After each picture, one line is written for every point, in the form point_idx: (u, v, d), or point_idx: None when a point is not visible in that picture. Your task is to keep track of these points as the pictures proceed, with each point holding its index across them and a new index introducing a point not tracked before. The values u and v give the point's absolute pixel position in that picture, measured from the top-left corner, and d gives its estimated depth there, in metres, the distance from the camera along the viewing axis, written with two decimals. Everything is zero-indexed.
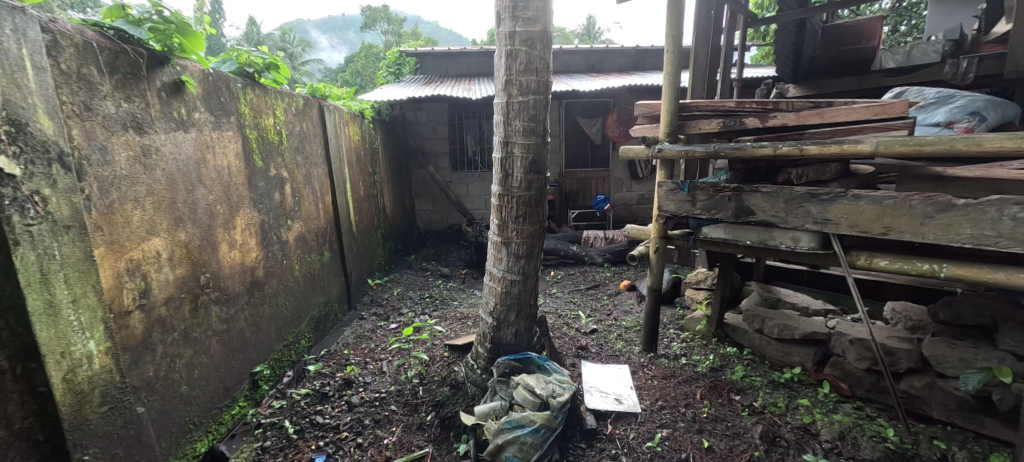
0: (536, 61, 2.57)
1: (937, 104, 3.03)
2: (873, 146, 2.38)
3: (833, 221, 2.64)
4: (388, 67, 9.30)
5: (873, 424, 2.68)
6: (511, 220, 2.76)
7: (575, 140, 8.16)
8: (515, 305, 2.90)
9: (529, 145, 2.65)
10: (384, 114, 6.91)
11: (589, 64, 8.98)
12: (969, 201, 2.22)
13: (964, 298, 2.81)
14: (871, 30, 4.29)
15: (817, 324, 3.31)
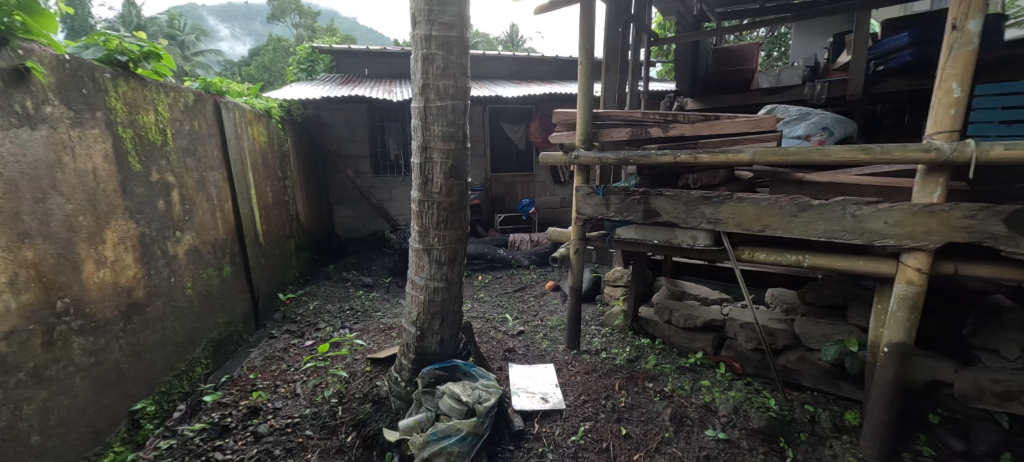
0: (453, 67, 2.56)
1: (798, 120, 3.58)
2: (751, 155, 2.80)
3: (723, 221, 3.00)
4: (299, 63, 8.74)
5: (759, 396, 3.08)
6: (432, 226, 2.70)
7: (499, 146, 8.28)
8: (439, 312, 2.85)
9: (448, 150, 2.62)
10: (296, 113, 6.40)
11: (511, 72, 9.20)
12: (822, 202, 2.66)
13: (823, 282, 3.33)
14: (750, 54, 4.99)
15: (714, 312, 3.71)
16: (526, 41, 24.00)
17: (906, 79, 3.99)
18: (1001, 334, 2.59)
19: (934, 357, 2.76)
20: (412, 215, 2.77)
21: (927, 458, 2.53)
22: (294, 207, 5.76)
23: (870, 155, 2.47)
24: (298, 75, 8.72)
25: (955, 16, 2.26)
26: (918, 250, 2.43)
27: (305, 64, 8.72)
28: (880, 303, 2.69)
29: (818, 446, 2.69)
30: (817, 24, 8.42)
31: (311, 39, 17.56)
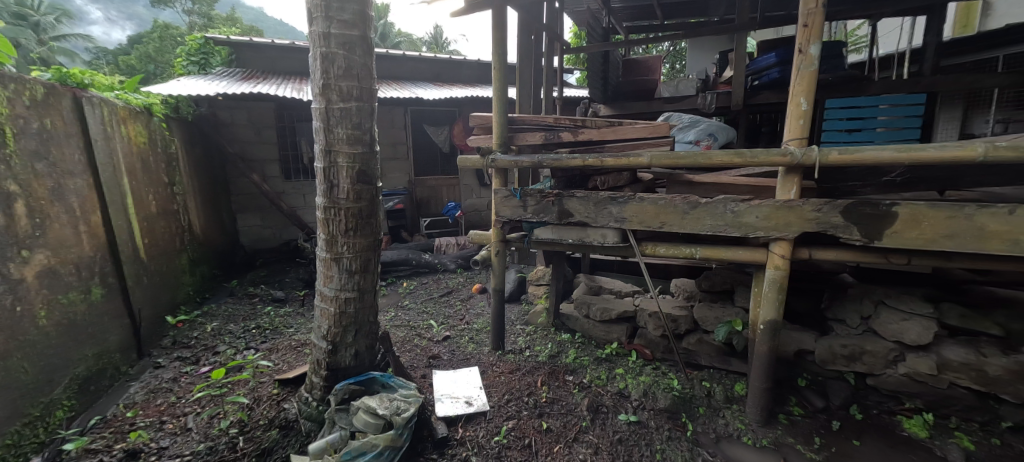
0: (356, 67, 2.46)
1: (689, 127, 3.99)
2: (649, 159, 3.08)
3: (628, 219, 3.27)
4: (187, 55, 7.61)
5: (664, 378, 3.37)
6: (340, 233, 2.56)
7: (422, 148, 8.13)
8: (352, 325, 2.70)
9: (354, 154, 2.51)
10: (186, 111, 5.67)
11: (434, 73, 8.96)
12: (708, 200, 3.00)
13: (715, 271, 3.74)
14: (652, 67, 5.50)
15: (627, 303, 4.00)
16: (448, 43, 23.73)
17: (774, 91, 4.61)
18: (846, 306, 3.11)
19: (798, 329, 3.24)
20: (316, 223, 2.61)
21: (796, 416, 2.97)
22: (186, 216, 5.13)
23: (742, 158, 2.83)
24: (189, 69, 7.56)
25: (801, 41, 2.68)
26: (783, 239, 2.83)
27: (195, 56, 7.62)
28: (757, 286, 3.09)
29: (713, 418, 3.03)
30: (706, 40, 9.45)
31: (204, 28, 15.75)
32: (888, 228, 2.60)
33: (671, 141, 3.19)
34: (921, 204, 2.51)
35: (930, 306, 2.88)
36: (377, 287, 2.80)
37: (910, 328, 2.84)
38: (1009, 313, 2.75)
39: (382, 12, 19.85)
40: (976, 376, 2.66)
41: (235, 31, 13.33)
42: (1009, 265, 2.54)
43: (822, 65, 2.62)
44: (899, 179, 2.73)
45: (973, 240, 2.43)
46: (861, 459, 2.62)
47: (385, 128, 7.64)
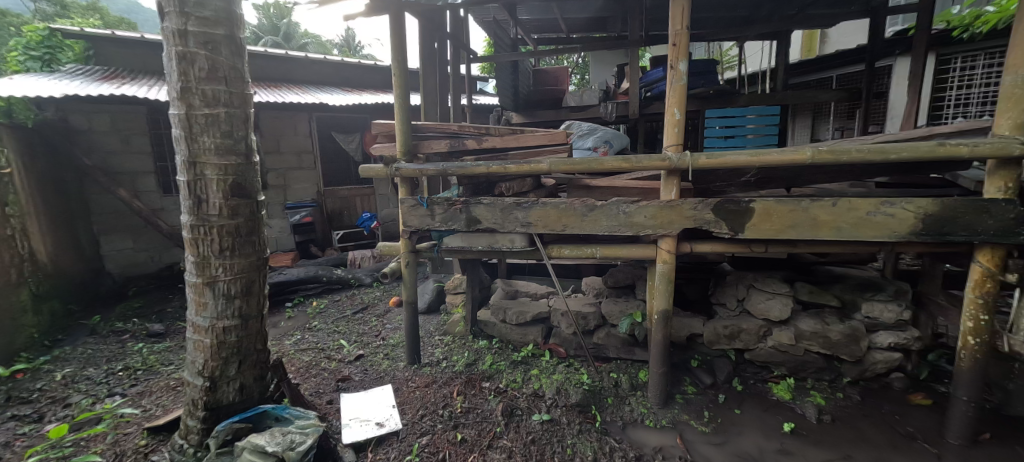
0: (222, 69, 2.23)
1: (588, 135, 4.21)
2: (548, 165, 3.29)
3: (533, 223, 3.44)
4: (20, 45, 6.14)
5: (575, 374, 3.52)
6: (213, 254, 2.30)
7: (330, 157, 7.62)
8: (235, 355, 2.44)
9: (226, 165, 2.27)
10: (21, 116, 4.72)
11: (342, 76, 8.43)
12: (603, 203, 3.25)
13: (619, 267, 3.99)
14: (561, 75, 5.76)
15: (541, 304, 4.09)
16: (361, 47, 22.71)
17: (659, 102, 5.07)
18: (725, 291, 3.51)
19: (688, 316, 3.58)
20: (184, 244, 2.33)
21: (689, 394, 3.28)
22: (24, 243, 4.27)
23: (630, 164, 3.08)
24: (26, 64, 6.01)
25: (671, 59, 3.02)
26: (668, 236, 3.13)
27: (36, 49, 6.20)
28: (652, 279, 3.44)
29: (619, 406, 3.23)
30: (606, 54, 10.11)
31: (54, 16, 12.73)
32: (749, 221, 2.99)
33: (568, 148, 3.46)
34: (771, 200, 2.93)
35: (786, 285, 3.35)
36: (263, 311, 2.56)
37: (773, 305, 3.28)
38: (843, 286, 3.30)
39: (280, 10, 18.36)
40: (823, 342, 3.15)
41: (97, 22, 11.42)
42: (838, 247, 3.05)
43: (689, 80, 2.95)
44: (754, 179, 3.16)
45: (810, 228, 2.88)
46: (739, 426, 2.97)
47: (284, 135, 7.01)
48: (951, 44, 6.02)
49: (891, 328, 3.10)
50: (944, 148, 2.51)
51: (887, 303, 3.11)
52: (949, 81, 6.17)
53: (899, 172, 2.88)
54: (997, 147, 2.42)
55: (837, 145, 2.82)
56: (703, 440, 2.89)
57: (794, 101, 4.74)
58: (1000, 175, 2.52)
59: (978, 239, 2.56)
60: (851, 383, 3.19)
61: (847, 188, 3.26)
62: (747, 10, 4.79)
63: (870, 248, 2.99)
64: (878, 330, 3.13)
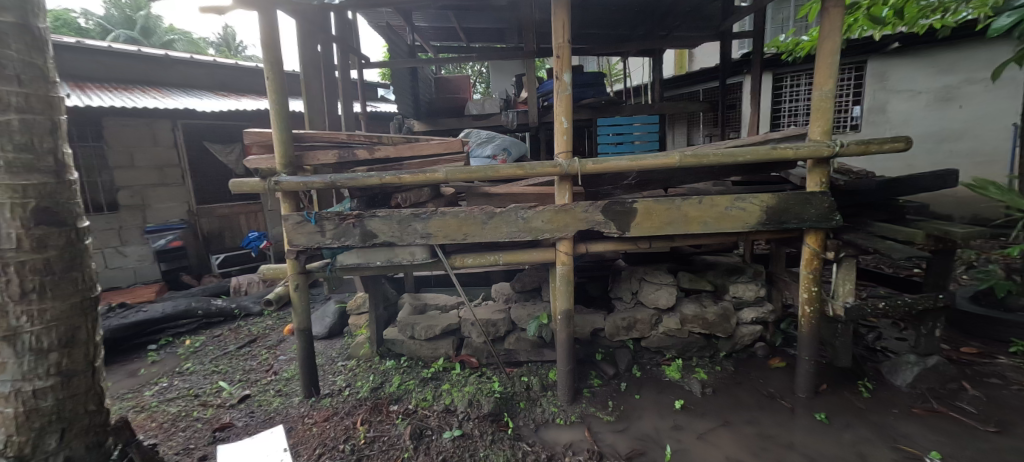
0: (8, 64, 1.77)
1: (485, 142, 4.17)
2: (444, 174, 3.44)
3: (433, 234, 3.57)
4: None
5: (486, 383, 3.52)
6: (11, 300, 1.82)
7: (200, 170, 6.51)
8: (57, 422, 1.97)
9: (24, 185, 1.82)
10: None
11: (218, 81, 7.43)
12: (502, 210, 3.48)
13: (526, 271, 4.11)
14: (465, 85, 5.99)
15: (451, 316, 4.01)
16: (243, 47, 20.40)
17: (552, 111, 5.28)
18: (620, 285, 3.78)
19: (589, 312, 3.79)
20: None
21: (595, 387, 3.46)
22: None
23: (524, 170, 3.32)
24: None
25: (557, 70, 3.41)
26: (565, 238, 3.43)
27: None
28: (553, 281, 3.61)
29: (531, 409, 3.32)
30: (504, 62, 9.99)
31: None
32: (633, 220, 3.31)
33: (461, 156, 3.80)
34: (651, 201, 3.26)
35: (671, 275, 3.70)
36: (96, 364, 2.10)
37: (661, 295, 3.60)
38: (715, 272, 3.74)
39: (136, 1, 15.79)
40: (702, 323, 3.53)
41: None
42: (708, 239, 3.47)
43: (573, 91, 3.39)
44: (635, 181, 3.48)
45: (683, 224, 3.25)
46: (638, 411, 3.21)
47: (138, 146, 6.03)
48: (782, 66, 7.26)
49: (753, 305, 3.59)
50: (777, 151, 2.98)
51: (748, 283, 3.60)
52: (784, 96, 7.44)
53: (747, 172, 3.35)
54: (813, 149, 2.94)
55: (699, 149, 3.22)
56: (608, 429, 3.07)
57: (670, 111, 5.25)
58: (818, 171, 3.05)
59: (807, 225, 3.07)
60: (726, 356, 3.63)
61: (711, 186, 3.73)
62: (625, 31, 5.07)
63: (732, 237, 3.43)
64: (743, 307, 3.61)
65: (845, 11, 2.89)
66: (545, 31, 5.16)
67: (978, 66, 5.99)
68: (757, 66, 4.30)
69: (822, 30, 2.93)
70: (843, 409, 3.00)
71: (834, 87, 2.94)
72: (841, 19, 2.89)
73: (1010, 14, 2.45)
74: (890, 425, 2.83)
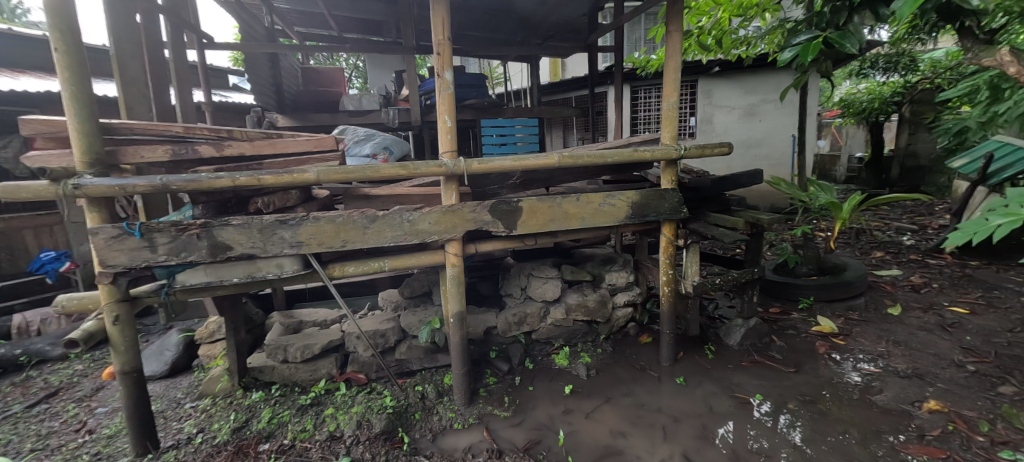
0: None
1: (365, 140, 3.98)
2: (315, 174, 3.09)
3: (305, 242, 3.19)
4: None
5: (377, 399, 3.35)
6: None
7: None
8: None
9: None
10: None
11: None
12: (385, 212, 3.29)
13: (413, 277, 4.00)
14: (337, 77, 5.18)
15: (333, 331, 3.80)
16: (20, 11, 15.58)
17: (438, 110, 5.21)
18: (510, 282, 3.88)
19: (482, 311, 3.83)
20: None
21: (491, 385, 3.52)
22: None
23: (408, 170, 3.21)
24: None
25: (438, 67, 3.36)
26: (453, 239, 3.40)
27: None
28: (444, 284, 3.58)
29: (427, 419, 3.25)
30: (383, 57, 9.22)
31: None
32: (519, 219, 3.44)
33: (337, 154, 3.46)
34: (534, 199, 3.43)
35: (555, 269, 3.94)
36: None
37: (547, 288, 3.81)
38: (593, 263, 4.08)
39: None
40: (584, 310, 3.84)
41: None
42: (586, 233, 3.80)
43: (455, 90, 3.38)
44: (520, 181, 3.61)
45: (564, 220, 3.49)
46: (531, 402, 3.35)
47: None
48: (637, 80, 8.06)
49: (624, 290, 4.02)
50: (637, 153, 3.38)
51: (620, 271, 4.01)
52: (639, 105, 8.25)
53: (615, 171, 3.72)
54: (665, 151, 3.39)
55: (574, 151, 3.48)
56: (505, 425, 3.16)
57: (547, 115, 5.54)
58: (669, 171, 3.51)
59: (664, 217, 3.55)
60: (605, 339, 4.00)
61: (586, 185, 4.07)
62: (504, 36, 5.15)
63: (605, 231, 3.79)
64: (617, 292, 4.01)
65: (683, 35, 3.34)
66: (421, 27, 4.98)
67: (770, 89, 7.72)
68: (619, 77, 4.82)
69: (667, 49, 3.36)
70: (695, 371, 3.57)
71: (678, 98, 3.42)
72: (679, 40, 3.34)
73: (792, 49, 3.21)
74: (728, 377, 3.46)
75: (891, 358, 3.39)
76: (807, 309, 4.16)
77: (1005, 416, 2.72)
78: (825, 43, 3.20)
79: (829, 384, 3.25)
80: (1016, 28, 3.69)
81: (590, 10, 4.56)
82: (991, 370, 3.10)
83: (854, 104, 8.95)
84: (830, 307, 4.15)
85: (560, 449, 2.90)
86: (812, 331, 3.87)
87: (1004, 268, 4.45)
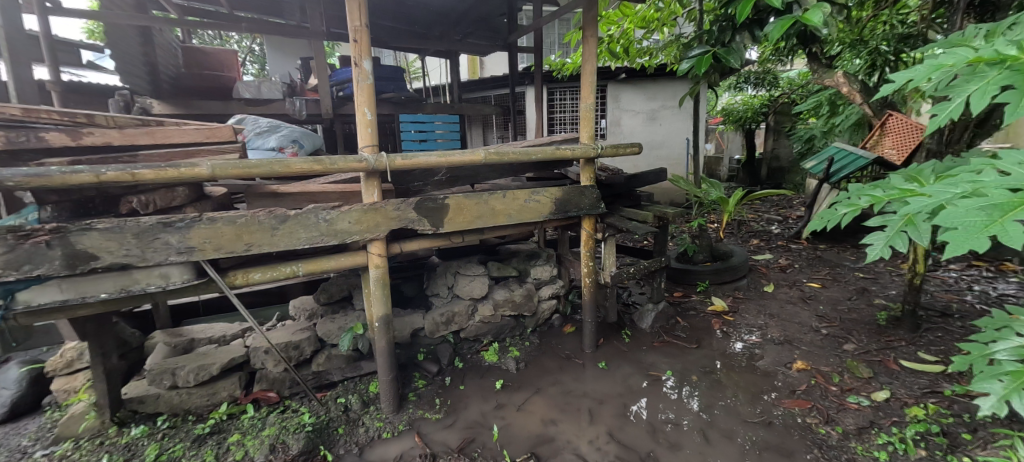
0: None
1: (270, 133, 3.68)
2: (209, 169, 2.70)
3: (198, 248, 2.77)
4: None
5: (293, 418, 3.04)
6: None
7: None
8: None
9: None
10: None
11: None
12: (297, 212, 2.99)
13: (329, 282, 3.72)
14: (229, 60, 4.66)
15: (236, 348, 3.41)
16: None
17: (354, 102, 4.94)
18: (436, 282, 3.83)
19: (407, 313, 3.72)
20: None
21: (421, 389, 3.42)
22: None
23: (323, 165, 2.95)
24: None
25: (355, 56, 3.14)
26: (376, 239, 3.21)
27: None
28: (367, 286, 3.39)
29: (351, 432, 3.05)
30: (285, 41, 8.32)
31: None
32: (446, 216, 3.37)
33: (239, 147, 3.07)
34: (461, 196, 3.39)
35: (481, 267, 3.96)
36: None
37: (474, 285, 3.82)
38: (517, 259, 4.17)
39: None
40: (512, 305, 3.90)
41: None
42: (510, 229, 3.87)
43: (375, 81, 3.18)
44: (445, 177, 3.54)
45: (490, 217, 3.50)
46: (462, 401, 3.31)
47: None
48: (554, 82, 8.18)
49: (549, 283, 4.16)
50: (559, 151, 3.52)
51: (544, 265, 4.16)
52: (556, 107, 8.37)
53: (538, 168, 3.84)
54: (584, 150, 3.57)
55: (499, 148, 3.50)
56: (436, 427, 3.08)
57: (467, 112, 5.53)
58: (588, 168, 3.71)
59: (584, 213, 3.74)
60: (532, 331, 4.12)
61: (510, 182, 4.14)
62: (420, 28, 4.98)
63: (530, 226, 3.89)
64: (542, 286, 4.15)
65: (598, 41, 3.55)
66: (328, 11, 4.60)
67: (669, 96, 8.50)
68: (539, 78, 4.96)
69: (583, 54, 3.53)
70: (614, 355, 3.85)
71: (595, 101, 3.63)
72: (595, 46, 3.54)
73: (688, 61, 3.61)
74: (643, 358, 3.78)
75: (769, 329, 4.00)
76: (703, 292, 4.74)
77: (850, 368, 3.36)
78: (714, 57, 3.64)
79: (723, 356, 3.73)
80: (847, 56, 4.58)
81: (508, 10, 4.60)
82: (837, 332, 3.81)
83: (733, 113, 10.10)
84: (721, 289, 4.77)
85: (494, 445, 2.91)
86: (707, 310, 4.42)
87: (844, 249, 5.45)
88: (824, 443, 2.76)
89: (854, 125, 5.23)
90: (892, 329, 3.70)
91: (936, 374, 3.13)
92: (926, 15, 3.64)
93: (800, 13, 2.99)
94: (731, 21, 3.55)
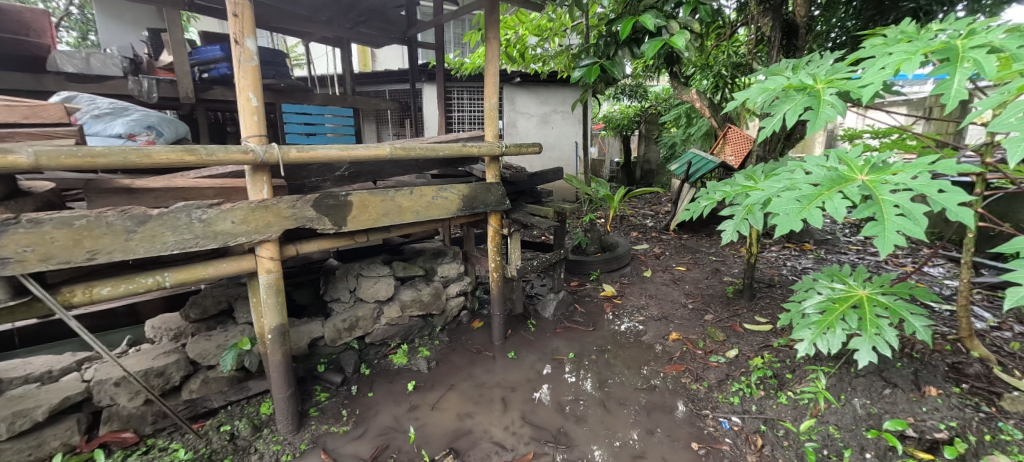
0: None
1: (115, 116, 3.30)
2: (31, 157, 2.07)
3: (15, 258, 2.15)
4: None
5: (163, 458, 2.62)
6: None
7: None
8: None
9: None
10: None
11: None
12: (162, 210, 2.46)
13: (203, 294, 3.19)
14: (38, 25, 3.91)
15: (71, 383, 2.72)
16: None
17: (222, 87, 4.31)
18: (336, 286, 3.56)
19: (304, 322, 3.39)
20: None
21: (323, 402, 3.15)
22: None
23: (198, 156, 2.49)
24: None
25: (235, 32, 2.72)
26: (267, 241, 2.81)
27: None
28: (255, 295, 3.00)
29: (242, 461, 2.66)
30: (124, 7, 6.82)
31: None
32: (349, 213, 3.14)
33: (75, 131, 2.45)
34: (365, 192, 3.19)
35: (384, 267, 3.79)
36: None
37: (379, 287, 3.65)
38: (423, 258, 4.08)
39: None
40: (419, 305, 3.82)
41: None
42: (416, 227, 3.77)
43: (261, 62, 2.80)
44: (346, 173, 3.30)
45: (397, 214, 3.36)
46: (371, 409, 3.12)
47: None
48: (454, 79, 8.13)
49: (455, 280, 4.16)
50: (465, 148, 3.51)
51: (450, 263, 4.15)
52: (454, 105, 8.33)
53: (442, 165, 3.80)
54: (489, 148, 3.63)
55: (406, 144, 3.36)
56: (344, 440, 2.86)
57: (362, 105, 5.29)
58: (492, 166, 3.80)
59: (491, 209, 3.81)
60: (441, 330, 4.07)
61: (413, 179, 4.02)
62: (304, 11, 4.57)
63: (435, 224, 3.84)
64: (449, 283, 4.12)
65: (500, 43, 3.65)
66: None
67: (558, 102, 9.06)
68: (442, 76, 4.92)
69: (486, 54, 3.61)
70: (521, 344, 4.00)
71: (497, 101, 3.73)
72: (497, 47, 3.64)
73: (580, 69, 3.94)
74: (548, 345, 4.01)
75: (649, 308, 4.58)
76: (595, 280, 5.21)
77: (711, 334, 4.01)
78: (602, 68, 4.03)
79: (616, 335, 4.16)
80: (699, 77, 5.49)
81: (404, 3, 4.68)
82: (701, 305, 4.54)
83: (613, 120, 11.27)
84: (610, 276, 5.30)
85: (410, 447, 2.81)
86: (599, 296, 4.87)
87: (701, 237, 6.45)
88: (696, 397, 3.28)
89: (705, 134, 6.34)
90: (739, 299, 4.52)
91: (767, 332, 3.89)
92: (751, 48, 4.56)
93: (668, 36, 3.50)
94: (614, 37, 3.99)
